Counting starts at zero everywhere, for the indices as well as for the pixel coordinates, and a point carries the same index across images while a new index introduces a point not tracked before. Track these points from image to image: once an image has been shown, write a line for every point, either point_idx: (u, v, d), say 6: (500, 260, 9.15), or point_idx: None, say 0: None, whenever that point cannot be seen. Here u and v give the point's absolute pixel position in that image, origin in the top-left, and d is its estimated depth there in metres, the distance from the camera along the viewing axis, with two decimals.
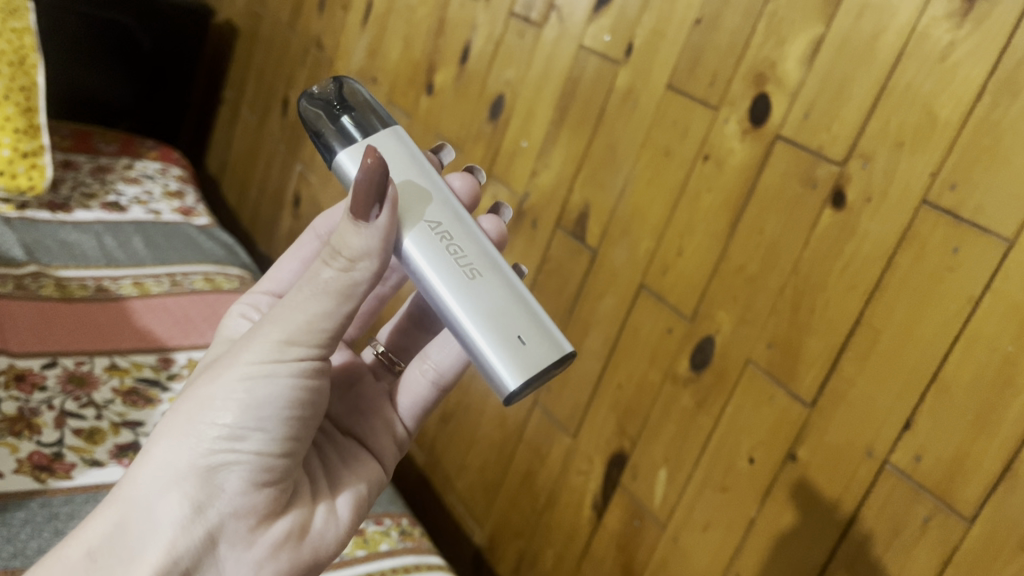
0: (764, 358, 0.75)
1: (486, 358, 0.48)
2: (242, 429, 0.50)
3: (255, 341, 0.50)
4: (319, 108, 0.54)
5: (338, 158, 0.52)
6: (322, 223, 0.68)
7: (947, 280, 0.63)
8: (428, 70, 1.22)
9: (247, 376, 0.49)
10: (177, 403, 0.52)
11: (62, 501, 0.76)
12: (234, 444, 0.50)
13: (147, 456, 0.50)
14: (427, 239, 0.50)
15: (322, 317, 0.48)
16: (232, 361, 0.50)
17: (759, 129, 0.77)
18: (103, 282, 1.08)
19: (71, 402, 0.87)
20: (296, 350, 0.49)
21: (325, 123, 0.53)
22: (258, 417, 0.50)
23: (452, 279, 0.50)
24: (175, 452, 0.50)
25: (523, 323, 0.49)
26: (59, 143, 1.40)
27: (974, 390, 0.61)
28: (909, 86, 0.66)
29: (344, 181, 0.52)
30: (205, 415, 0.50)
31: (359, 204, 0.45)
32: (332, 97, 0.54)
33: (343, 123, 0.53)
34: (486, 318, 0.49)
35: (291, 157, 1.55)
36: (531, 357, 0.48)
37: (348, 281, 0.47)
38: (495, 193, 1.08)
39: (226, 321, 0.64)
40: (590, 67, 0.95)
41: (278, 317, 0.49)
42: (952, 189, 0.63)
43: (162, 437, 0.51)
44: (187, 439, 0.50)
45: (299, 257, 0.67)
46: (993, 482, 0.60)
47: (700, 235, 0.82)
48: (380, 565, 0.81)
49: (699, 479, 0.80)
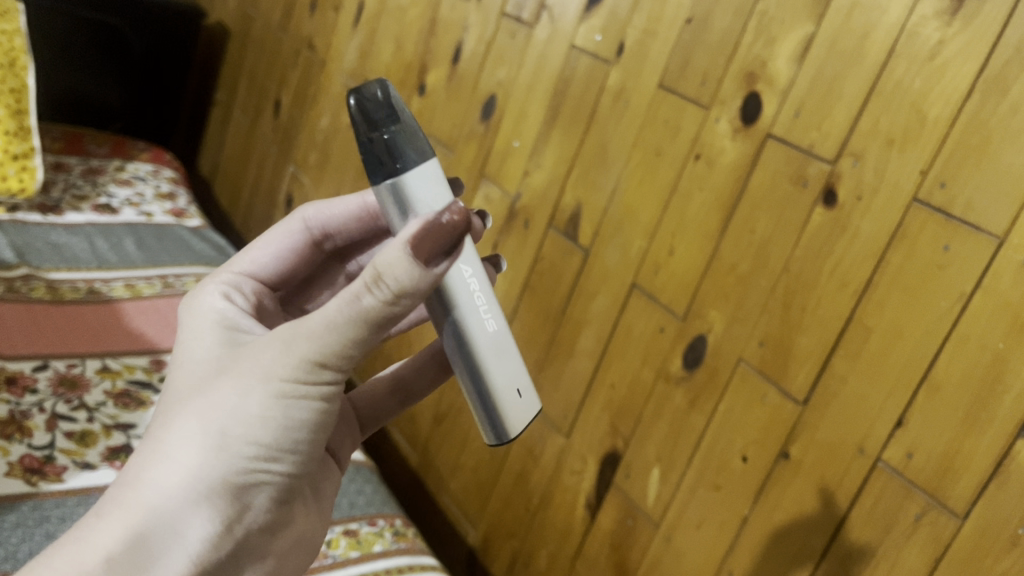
0: (756, 357, 0.75)
1: (490, 412, 0.51)
2: (277, 451, 0.47)
3: (291, 356, 0.45)
4: (362, 117, 0.46)
5: (383, 185, 0.46)
6: (311, 211, 0.65)
7: (938, 277, 0.63)
8: (420, 70, 1.21)
9: (285, 396, 0.45)
10: (192, 402, 0.47)
11: (53, 504, 0.76)
12: (267, 464, 0.47)
13: (165, 465, 0.46)
14: (460, 288, 0.48)
15: (358, 342, 0.44)
16: (264, 371, 0.45)
17: (750, 129, 0.77)
18: (95, 284, 1.08)
19: (62, 405, 0.87)
20: (331, 373, 0.45)
21: (367, 142, 0.46)
22: (293, 440, 0.47)
23: (475, 333, 0.49)
24: (202, 467, 0.45)
25: (521, 374, 0.52)
26: (50, 145, 1.40)
27: (965, 387, 0.61)
28: (899, 84, 0.66)
29: (387, 210, 0.47)
30: (237, 433, 0.46)
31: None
32: (370, 106, 0.47)
33: (389, 143, 0.46)
34: (497, 376, 0.50)
35: (283, 159, 1.55)
36: (525, 414, 0.51)
37: (391, 312, 0.43)
38: (488, 193, 1.08)
39: (200, 297, 0.57)
40: (582, 66, 0.95)
41: (316, 334, 0.44)
42: (941, 187, 0.63)
43: (181, 445, 0.46)
44: (216, 454, 0.45)
45: (281, 243, 0.64)
46: (984, 480, 0.60)
47: (691, 235, 0.82)
48: (373, 566, 0.81)
49: (691, 477, 0.80)
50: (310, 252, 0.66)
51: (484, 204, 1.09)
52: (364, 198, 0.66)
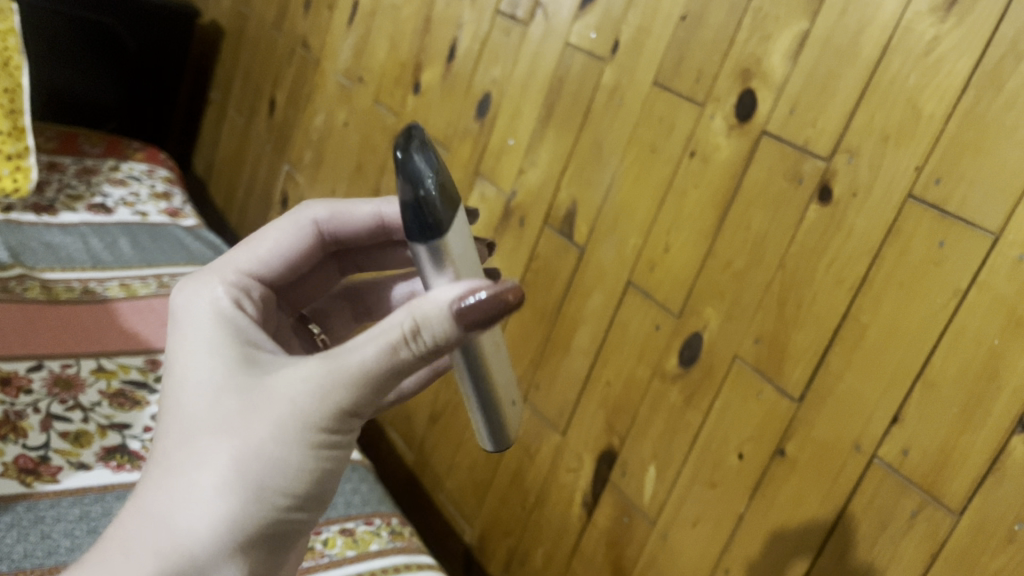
0: (752, 354, 0.75)
1: (495, 427, 0.53)
2: (307, 499, 0.47)
3: (330, 405, 0.44)
4: (406, 181, 0.43)
5: (422, 246, 0.45)
6: (323, 211, 0.67)
7: (933, 273, 0.63)
8: (415, 69, 1.21)
9: (318, 443, 0.45)
10: (217, 448, 0.45)
11: (48, 505, 0.76)
12: (295, 512, 0.47)
13: (198, 512, 0.44)
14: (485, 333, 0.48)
15: (387, 387, 0.45)
16: (302, 418, 0.45)
17: (745, 126, 0.77)
18: (90, 284, 1.07)
19: (57, 405, 0.87)
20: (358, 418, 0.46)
21: (409, 208, 0.44)
22: (321, 487, 0.47)
23: (494, 368, 0.50)
24: (237, 515, 0.44)
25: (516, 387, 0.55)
26: (44, 145, 1.39)
27: (961, 382, 0.61)
28: (894, 80, 0.66)
29: (423, 265, 0.46)
30: (275, 481, 0.45)
31: (467, 315, 0.43)
32: (409, 159, 0.44)
33: (429, 209, 0.43)
34: (506, 398, 0.52)
35: (278, 158, 1.54)
36: (517, 423, 0.55)
37: (424, 361, 0.44)
38: (483, 191, 1.08)
39: (186, 312, 0.54)
40: (576, 64, 0.95)
41: (350, 380, 0.44)
42: (936, 183, 0.63)
43: (214, 491, 0.44)
44: (251, 505, 0.44)
45: (291, 235, 0.64)
46: (980, 475, 0.60)
47: (687, 232, 0.82)
48: (369, 565, 0.81)
49: (687, 475, 0.80)
50: (314, 249, 0.66)
51: (479, 202, 1.09)
52: (380, 207, 0.68)
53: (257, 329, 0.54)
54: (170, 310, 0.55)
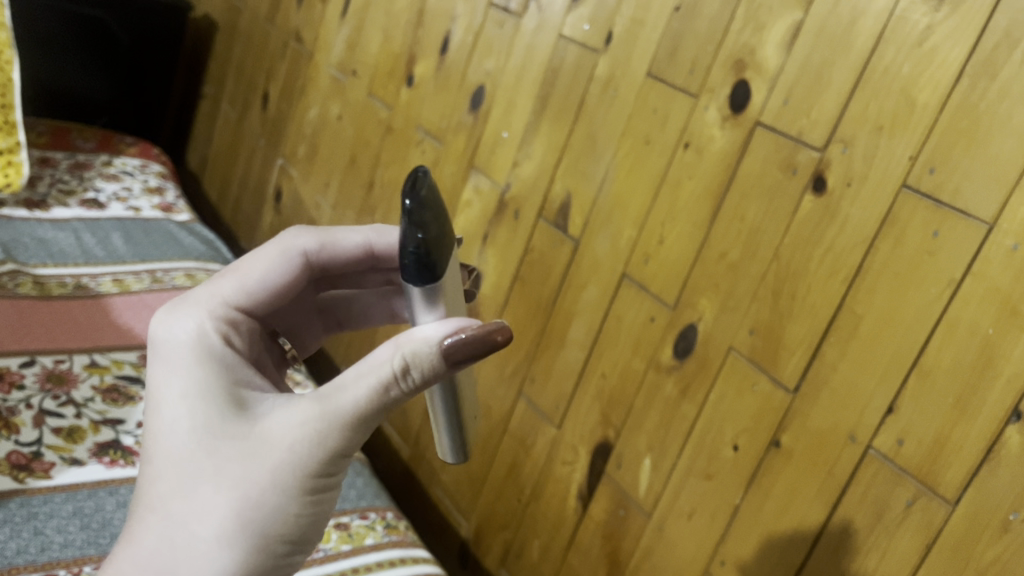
0: (747, 345, 0.75)
1: (456, 438, 0.56)
2: (305, 539, 0.48)
3: (326, 449, 0.46)
4: (414, 230, 0.42)
5: (416, 284, 0.45)
6: (313, 242, 0.66)
7: (927, 263, 0.63)
8: (409, 61, 1.21)
9: (315, 486, 0.47)
10: (219, 497, 0.46)
11: (41, 501, 0.75)
12: (294, 552, 0.48)
13: (204, 562, 0.45)
14: None
15: (373, 425, 0.47)
16: (302, 463, 0.46)
17: (740, 116, 0.76)
18: (82, 279, 1.07)
19: (49, 401, 0.86)
20: (350, 455, 0.48)
21: (411, 251, 0.43)
22: (317, 525, 0.49)
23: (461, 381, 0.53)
24: (243, 563, 0.45)
25: (473, 401, 0.57)
26: (36, 140, 1.39)
27: (955, 373, 0.61)
28: (888, 69, 0.65)
29: (410, 298, 0.46)
30: (278, 527, 0.46)
31: (455, 353, 0.45)
32: (419, 210, 0.42)
33: (430, 254, 0.43)
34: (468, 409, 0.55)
35: (272, 152, 1.54)
36: (476, 431, 0.58)
37: (407, 397, 0.47)
38: (477, 184, 1.07)
39: (165, 351, 0.54)
40: (570, 56, 0.95)
41: (343, 423, 0.46)
42: (931, 173, 0.63)
43: (221, 540, 0.45)
44: (257, 551, 0.46)
45: (277, 268, 0.63)
46: (975, 465, 0.60)
47: (681, 223, 0.81)
48: (364, 560, 0.81)
49: (683, 467, 0.80)
50: (300, 281, 0.65)
51: (474, 195, 1.08)
52: (369, 238, 0.68)
53: (240, 363, 0.54)
54: (152, 350, 0.55)
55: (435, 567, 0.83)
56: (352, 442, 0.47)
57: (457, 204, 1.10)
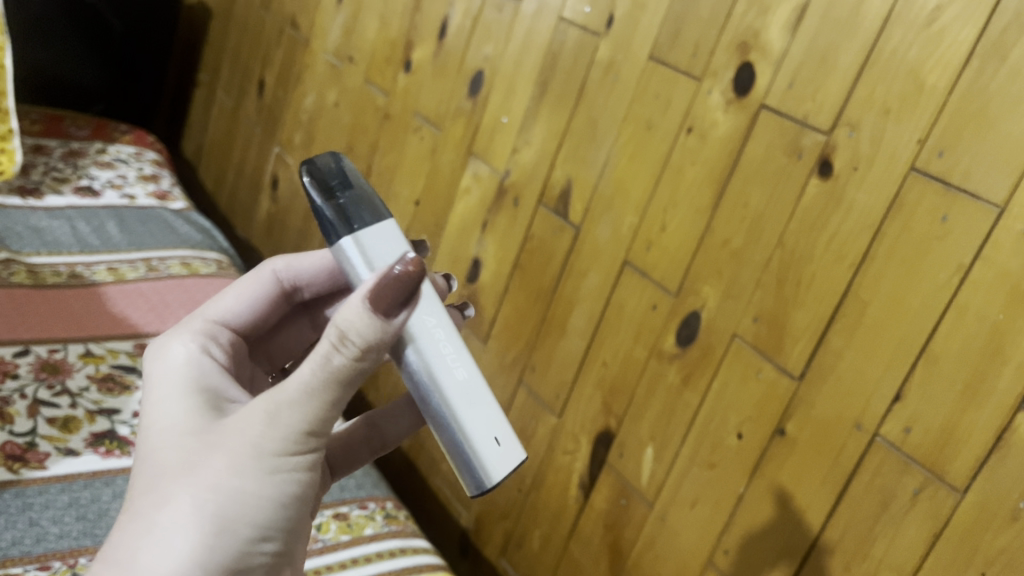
0: (750, 333, 0.74)
1: (464, 453, 0.48)
2: (273, 528, 0.45)
3: (282, 429, 0.44)
4: (316, 183, 0.48)
5: (340, 243, 0.47)
6: (282, 263, 0.63)
7: (935, 248, 0.62)
8: (406, 47, 1.19)
9: (277, 468, 0.44)
10: (181, 485, 0.44)
11: (36, 491, 0.74)
12: (263, 543, 0.45)
13: (159, 551, 0.42)
14: (424, 337, 0.47)
15: (333, 405, 0.44)
16: (258, 444, 0.44)
17: (744, 99, 0.75)
18: (77, 268, 1.05)
19: (44, 391, 0.85)
20: (315, 440, 0.45)
21: (323, 204, 0.48)
22: (286, 514, 0.46)
23: (441, 379, 0.47)
24: (201, 551, 0.43)
25: (500, 423, 0.49)
26: (29, 128, 1.37)
27: (963, 359, 0.60)
28: (896, 50, 0.64)
29: (346, 269, 0.48)
30: (236, 513, 0.44)
31: (380, 302, 0.43)
32: (321, 170, 0.49)
33: (343, 207, 0.48)
34: (469, 420, 0.48)
35: (268, 140, 1.52)
36: (508, 461, 0.48)
37: (359, 369, 0.43)
38: (476, 170, 1.06)
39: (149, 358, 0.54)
40: (570, 40, 0.93)
41: (297, 403, 0.44)
42: (939, 156, 0.61)
43: (177, 526, 0.43)
44: (218, 536, 0.43)
45: (245, 292, 0.61)
46: (984, 453, 0.59)
47: (684, 209, 0.80)
48: (364, 550, 0.80)
49: (685, 456, 0.79)
50: (276, 304, 0.63)
51: (472, 182, 1.07)
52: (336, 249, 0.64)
53: (224, 372, 0.53)
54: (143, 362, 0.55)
55: (435, 558, 0.82)
56: (313, 422, 0.44)
57: (456, 191, 1.09)
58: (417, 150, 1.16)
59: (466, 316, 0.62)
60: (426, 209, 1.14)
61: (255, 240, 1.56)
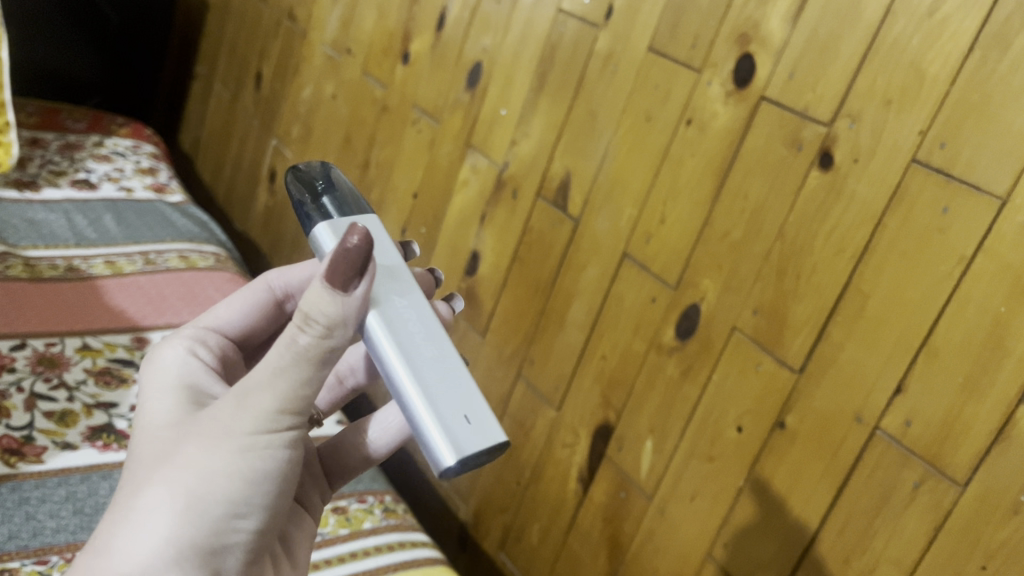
0: (750, 325, 0.74)
1: (429, 429, 0.45)
2: (248, 507, 0.46)
3: (252, 410, 0.44)
4: (301, 185, 0.51)
5: (315, 231, 0.48)
6: (277, 276, 0.62)
7: (937, 240, 0.61)
8: (404, 39, 1.18)
9: (248, 447, 0.45)
10: (159, 468, 0.45)
11: (33, 485, 0.74)
12: (239, 522, 0.45)
13: (135, 532, 0.43)
14: (392, 313, 0.48)
15: (304, 385, 0.44)
16: (230, 425, 0.45)
17: (744, 91, 0.75)
18: (74, 262, 1.05)
19: (41, 384, 0.85)
20: (288, 420, 0.45)
21: (305, 201, 0.50)
22: (260, 493, 0.46)
23: (408, 352, 0.47)
24: (174, 530, 0.43)
25: (471, 405, 0.47)
26: (26, 120, 1.36)
27: (965, 351, 0.59)
28: (897, 40, 0.64)
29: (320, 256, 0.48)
30: (208, 492, 0.44)
31: (338, 275, 0.43)
32: (306, 173, 0.52)
33: (323, 202, 0.50)
34: (436, 397, 0.46)
35: (265, 132, 1.52)
36: (479, 438, 0.45)
37: (326, 348, 0.44)
38: (474, 163, 1.06)
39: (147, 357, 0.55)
40: (569, 31, 0.93)
41: (267, 383, 0.44)
42: (941, 147, 0.61)
43: (151, 505, 0.43)
44: (190, 515, 0.44)
45: (237, 308, 0.61)
46: (985, 446, 0.58)
47: (683, 201, 0.80)
48: (363, 544, 0.79)
49: (684, 449, 0.79)
50: (273, 318, 0.63)
51: (471, 174, 1.06)
52: None
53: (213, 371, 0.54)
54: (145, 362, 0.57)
55: (434, 552, 0.82)
56: (283, 403, 0.44)
57: (455, 183, 1.08)
58: (414, 142, 1.15)
59: (456, 310, 0.61)
60: (424, 202, 1.13)
61: (253, 233, 1.56)
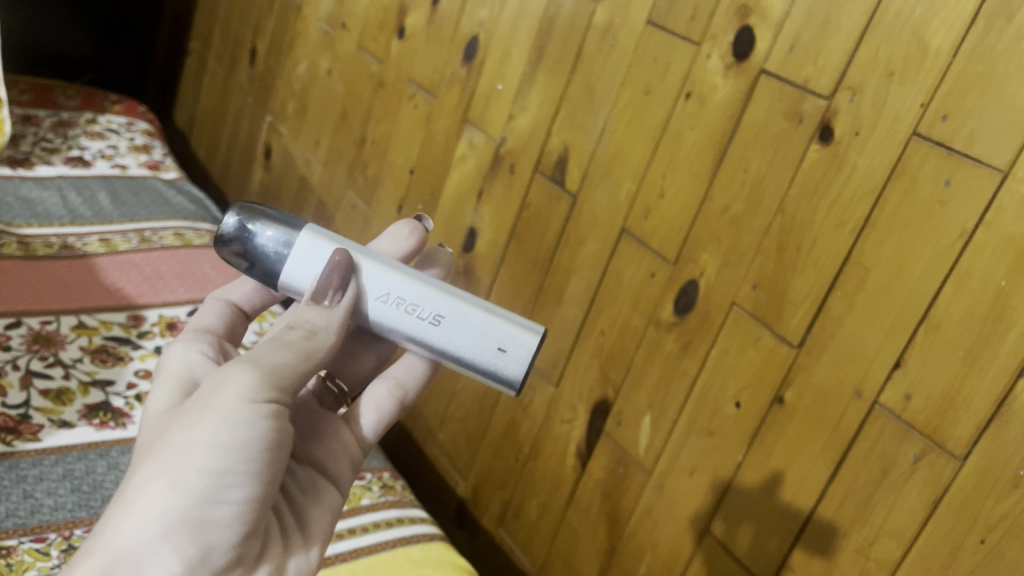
0: (750, 301, 0.73)
1: (482, 372, 0.55)
2: (234, 479, 0.46)
3: (232, 385, 0.47)
4: (240, 242, 0.55)
5: (280, 282, 0.55)
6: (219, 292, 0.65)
7: (938, 214, 0.61)
8: (399, 13, 1.17)
9: (228, 419, 0.46)
10: (148, 456, 0.46)
11: (30, 464, 0.74)
12: (225, 493, 0.45)
13: (123, 512, 0.43)
14: (388, 316, 0.55)
15: (283, 365, 0.48)
16: (211, 403, 0.46)
17: (743, 64, 0.74)
18: (69, 239, 1.04)
19: (37, 362, 0.84)
20: (267, 392, 0.47)
21: (256, 255, 0.55)
22: (245, 463, 0.46)
23: (425, 334, 0.55)
24: (159, 503, 0.43)
25: (496, 333, 0.54)
26: (18, 97, 1.35)
27: (967, 325, 0.59)
28: (900, 11, 0.63)
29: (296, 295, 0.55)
30: (190, 463, 0.45)
31: (322, 296, 0.52)
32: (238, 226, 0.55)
33: (270, 249, 0.55)
34: (468, 350, 0.55)
35: (260, 109, 1.50)
36: (516, 363, 0.54)
37: (309, 345, 0.50)
38: (471, 138, 1.05)
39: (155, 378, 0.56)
40: (567, 4, 0.91)
41: (248, 363, 0.48)
42: (943, 120, 0.60)
43: (138, 485, 0.44)
44: (176, 490, 0.44)
45: (212, 313, 0.63)
46: (987, 419, 0.58)
47: (683, 175, 0.79)
48: (362, 520, 0.79)
49: (683, 424, 0.79)
50: (241, 319, 0.66)
51: (468, 150, 1.05)
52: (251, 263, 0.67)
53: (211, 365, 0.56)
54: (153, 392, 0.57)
55: (433, 528, 0.82)
56: (261, 376, 0.47)
57: (452, 159, 1.07)
58: (411, 118, 1.14)
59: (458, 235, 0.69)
60: (421, 178, 1.13)
61: None
